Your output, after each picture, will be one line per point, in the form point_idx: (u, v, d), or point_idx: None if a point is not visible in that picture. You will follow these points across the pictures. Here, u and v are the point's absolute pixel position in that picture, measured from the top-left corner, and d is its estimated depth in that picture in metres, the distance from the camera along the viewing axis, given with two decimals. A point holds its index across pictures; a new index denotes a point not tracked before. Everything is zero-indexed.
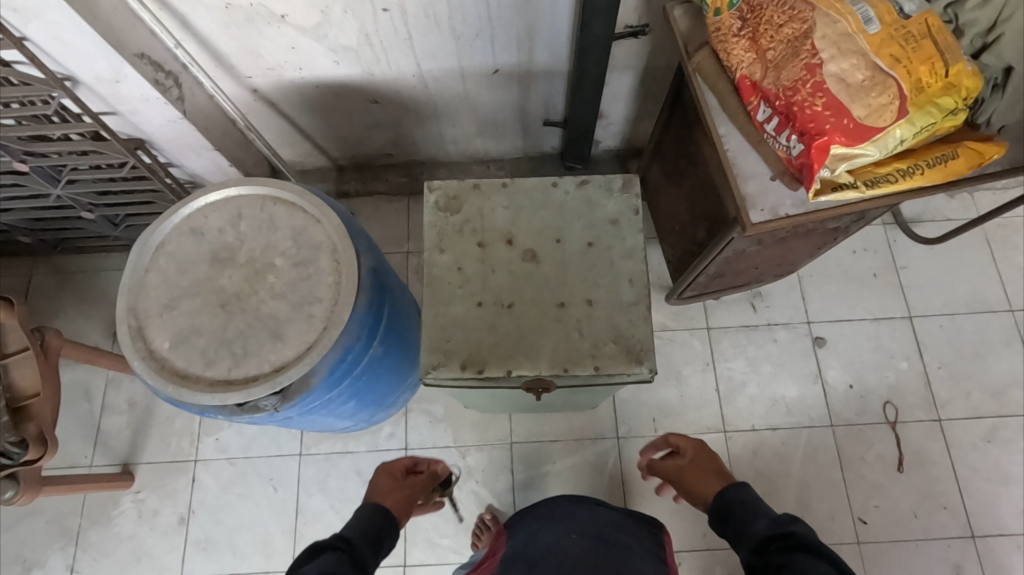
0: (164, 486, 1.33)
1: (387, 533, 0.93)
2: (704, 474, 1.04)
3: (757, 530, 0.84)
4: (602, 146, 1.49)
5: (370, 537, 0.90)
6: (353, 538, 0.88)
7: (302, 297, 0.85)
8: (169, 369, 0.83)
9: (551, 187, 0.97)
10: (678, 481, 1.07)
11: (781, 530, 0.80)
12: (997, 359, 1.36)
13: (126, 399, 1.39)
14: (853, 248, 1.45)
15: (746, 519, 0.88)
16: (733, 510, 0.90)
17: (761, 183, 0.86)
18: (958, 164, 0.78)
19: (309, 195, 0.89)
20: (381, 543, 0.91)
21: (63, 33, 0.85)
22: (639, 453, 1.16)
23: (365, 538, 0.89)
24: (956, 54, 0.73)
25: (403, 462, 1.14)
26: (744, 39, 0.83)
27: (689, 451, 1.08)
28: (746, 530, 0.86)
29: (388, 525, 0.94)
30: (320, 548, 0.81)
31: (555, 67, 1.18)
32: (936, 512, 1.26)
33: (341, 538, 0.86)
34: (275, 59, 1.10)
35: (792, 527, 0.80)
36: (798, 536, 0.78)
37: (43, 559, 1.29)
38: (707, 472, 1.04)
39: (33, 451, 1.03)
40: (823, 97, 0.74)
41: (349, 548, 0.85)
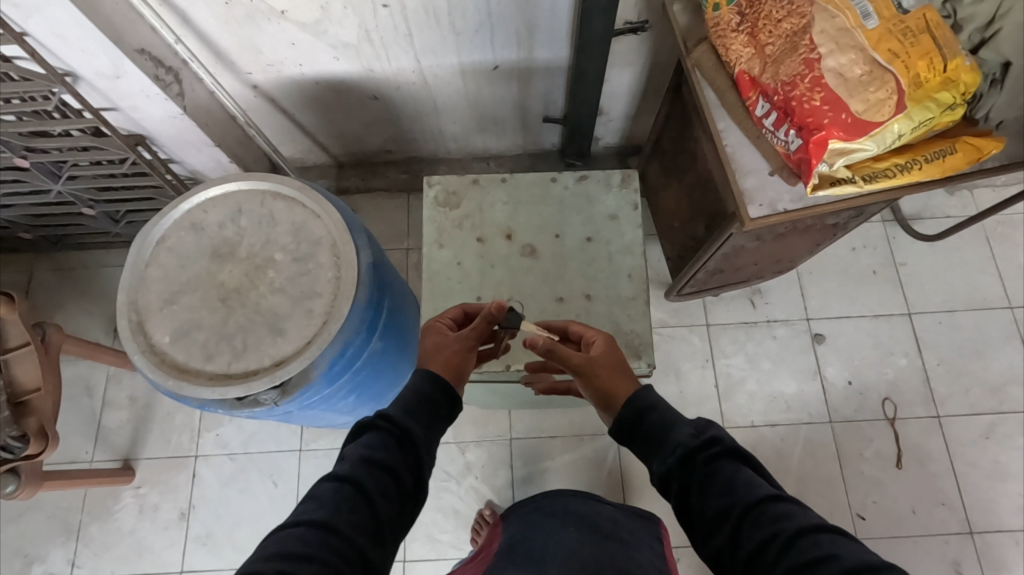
0: (165, 481, 1.33)
1: (447, 401, 0.70)
2: (615, 374, 0.71)
3: (674, 438, 0.63)
4: (602, 142, 1.49)
5: (427, 403, 0.68)
6: (409, 411, 0.66)
7: (302, 292, 0.86)
8: (169, 364, 0.83)
9: (550, 182, 0.97)
10: (582, 376, 0.73)
11: (703, 438, 0.61)
12: (996, 356, 1.36)
13: (127, 394, 1.39)
14: (853, 245, 1.45)
15: (660, 423, 0.65)
16: (647, 419, 0.66)
17: (759, 178, 0.86)
18: (956, 159, 0.79)
19: (309, 189, 0.90)
20: (441, 414, 0.69)
21: (64, 29, 0.86)
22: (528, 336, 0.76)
23: (422, 410, 0.67)
24: (955, 49, 0.73)
25: (450, 313, 0.80)
26: (743, 34, 0.83)
27: (597, 349, 0.73)
28: (660, 439, 0.64)
29: (444, 391, 0.70)
30: (366, 425, 0.63)
31: (554, 63, 1.18)
32: (935, 508, 1.27)
33: (388, 415, 0.64)
34: (275, 55, 1.10)
35: (715, 433, 0.61)
36: (727, 441, 0.61)
37: (44, 554, 1.29)
38: (618, 372, 0.72)
39: (34, 446, 1.04)
40: (821, 92, 0.74)
41: (400, 426, 0.64)
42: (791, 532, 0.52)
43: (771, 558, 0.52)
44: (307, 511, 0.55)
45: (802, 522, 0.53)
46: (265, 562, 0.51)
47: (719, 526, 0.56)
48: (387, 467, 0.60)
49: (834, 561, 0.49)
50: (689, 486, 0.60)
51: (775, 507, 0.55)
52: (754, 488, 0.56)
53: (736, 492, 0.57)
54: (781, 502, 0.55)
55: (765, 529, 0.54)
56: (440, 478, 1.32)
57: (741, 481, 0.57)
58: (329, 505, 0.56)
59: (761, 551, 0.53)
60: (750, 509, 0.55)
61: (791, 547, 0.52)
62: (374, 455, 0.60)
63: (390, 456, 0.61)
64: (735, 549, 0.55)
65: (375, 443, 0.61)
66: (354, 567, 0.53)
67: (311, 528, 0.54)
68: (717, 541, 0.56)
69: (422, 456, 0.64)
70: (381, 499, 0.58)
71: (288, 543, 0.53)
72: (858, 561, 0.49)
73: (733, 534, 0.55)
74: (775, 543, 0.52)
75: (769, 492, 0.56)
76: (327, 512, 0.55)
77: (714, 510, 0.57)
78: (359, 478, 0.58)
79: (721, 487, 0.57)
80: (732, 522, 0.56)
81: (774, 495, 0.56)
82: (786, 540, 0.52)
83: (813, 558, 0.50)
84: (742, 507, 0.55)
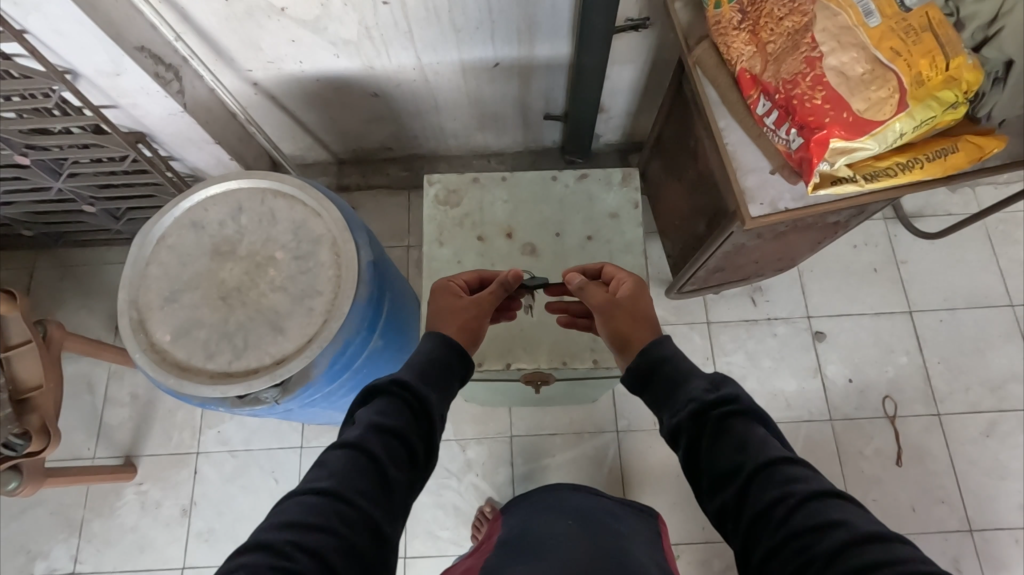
0: (166, 478, 1.34)
1: (459, 363, 0.70)
2: (634, 320, 0.72)
3: (688, 393, 0.62)
4: (603, 140, 1.49)
5: (435, 370, 0.67)
6: (418, 377, 0.64)
7: (302, 290, 0.86)
8: (171, 362, 0.83)
9: (550, 180, 0.97)
10: (603, 315, 0.74)
11: (719, 394, 0.60)
12: (997, 354, 1.36)
13: (128, 392, 1.39)
14: (854, 243, 1.45)
15: (677, 377, 0.65)
16: (660, 370, 0.66)
17: (760, 177, 0.86)
18: (957, 158, 0.78)
19: (309, 187, 0.90)
20: (451, 378, 0.68)
21: (63, 26, 0.86)
22: (564, 272, 0.78)
23: (431, 376, 0.66)
24: (957, 47, 0.73)
25: (467, 276, 0.80)
26: (744, 32, 0.83)
27: (625, 292, 0.75)
28: (675, 392, 0.64)
29: (457, 354, 0.70)
30: (377, 390, 0.61)
31: (555, 60, 1.18)
32: (935, 506, 1.27)
33: (401, 379, 0.62)
34: (275, 52, 1.10)
35: (732, 391, 0.60)
36: (744, 402, 0.59)
37: (47, 550, 1.30)
38: (639, 322, 0.72)
39: (36, 443, 1.04)
40: (822, 90, 0.74)
41: (413, 391, 0.62)
42: (798, 496, 0.50)
43: (775, 518, 0.51)
44: (316, 480, 0.54)
45: (813, 486, 0.51)
46: (274, 530, 0.50)
47: (726, 482, 0.55)
48: (398, 435, 0.58)
49: (840, 527, 0.47)
50: (699, 441, 0.59)
51: (787, 468, 0.53)
52: (768, 448, 0.55)
53: (748, 450, 0.55)
54: (793, 465, 0.53)
55: (772, 490, 0.52)
56: (440, 475, 1.33)
57: (754, 441, 0.56)
58: (339, 473, 0.54)
59: (765, 510, 0.51)
60: (761, 468, 0.53)
61: (797, 509, 0.50)
62: (385, 422, 0.58)
63: (402, 423, 0.60)
64: (739, 506, 0.53)
65: (385, 410, 0.60)
66: (366, 536, 0.52)
67: (321, 498, 0.52)
68: (722, 497, 0.55)
69: (433, 422, 0.62)
70: (392, 467, 0.56)
71: (297, 511, 0.51)
72: (864, 531, 0.47)
73: (740, 492, 0.54)
74: (780, 504, 0.51)
75: (782, 455, 0.54)
76: (338, 481, 0.53)
77: (723, 466, 0.56)
78: (371, 446, 0.56)
79: (733, 444, 0.56)
80: (740, 480, 0.54)
81: (786, 457, 0.54)
82: (793, 503, 0.50)
83: (817, 521, 0.48)
84: (753, 466, 0.54)
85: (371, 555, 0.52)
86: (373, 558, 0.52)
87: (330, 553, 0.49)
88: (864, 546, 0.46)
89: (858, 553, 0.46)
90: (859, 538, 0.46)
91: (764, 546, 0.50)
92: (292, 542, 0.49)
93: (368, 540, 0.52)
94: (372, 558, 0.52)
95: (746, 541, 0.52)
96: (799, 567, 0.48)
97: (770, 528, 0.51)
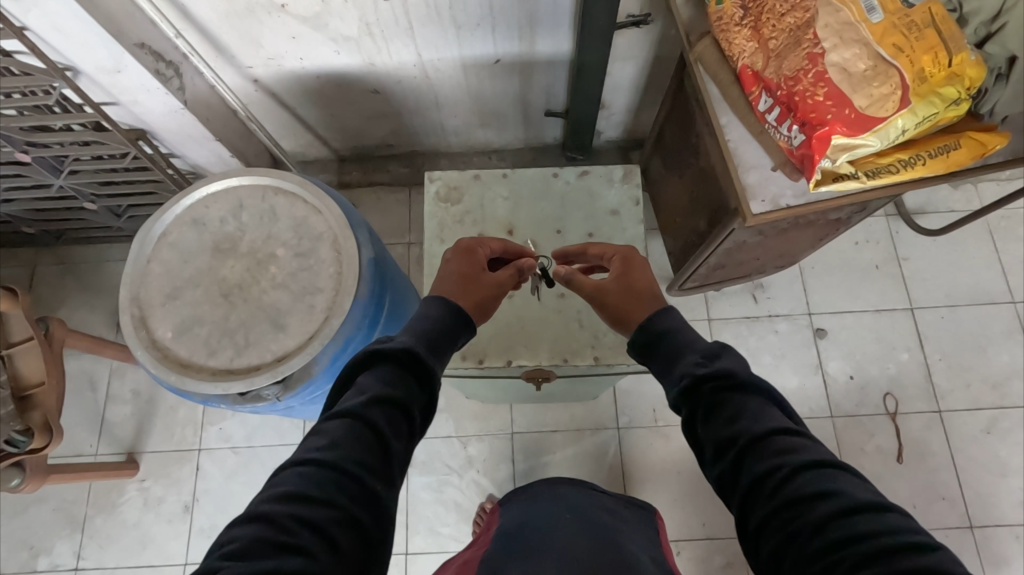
0: (169, 475, 1.34)
1: (461, 334, 0.69)
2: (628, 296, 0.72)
3: (683, 366, 0.61)
4: (605, 136, 1.48)
5: (438, 339, 0.66)
6: (424, 345, 0.63)
7: (303, 287, 0.86)
8: (173, 359, 0.84)
9: (551, 177, 0.97)
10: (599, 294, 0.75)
11: (713, 367, 0.59)
12: (998, 350, 1.36)
13: (130, 389, 1.40)
14: (855, 239, 1.45)
15: (675, 351, 0.64)
16: (663, 342, 0.65)
17: (762, 173, 0.86)
18: (960, 154, 0.78)
19: (311, 185, 0.90)
20: (453, 347, 0.67)
21: (64, 23, 0.86)
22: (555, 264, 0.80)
23: (434, 346, 0.65)
24: (960, 43, 0.73)
25: (491, 244, 0.80)
26: (746, 28, 0.83)
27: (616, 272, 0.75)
28: (672, 366, 0.63)
29: (463, 325, 0.69)
30: (376, 357, 0.60)
31: (556, 57, 1.17)
32: (935, 502, 1.27)
33: (411, 349, 0.61)
34: (276, 49, 1.09)
35: (726, 363, 0.59)
36: (740, 373, 0.58)
37: (50, 546, 1.30)
38: (630, 294, 0.72)
39: (38, 440, 1.05)
40: (825, 87, 0.74)
41: (418, 360, 0.61)
42: (790, 466, 0.49)
43: (767, 488, 0.50)
44: (312, 451, 0.52)
45: (806, 456, 0.50)
46: (272, 503, 0.48)
47: (721, 454, 0.54)
48: (399, 405, 0.57)
49: (831, 497, 0.46)
50: (695, 415, 0.58)
51: (781, 439, 0.52)
52: (762, 419, 0.54)
53: (742, 422, 0.54)
54: (787, 436, 0.52)
55: (765, 461, 0.51)
56: (441, 472, 1.33)
57: (748, 413, 0.54)
58: (339, 444, 0.52)
59: (757, 482, 0.50)
60: (754, 440, 0.52)
61: (788, 479, 0.49)
62: (387, 392, 0.57)
63: (404, 392, 0.59)
64: (733, 478, 0.53)
65: (389, 379, 0.59)
66: (368, 509, 0.51)
67: (320, 469, 0.50)
68: (717, 469, 0.54)
69: (434, 392, 0.62)
70: (392, 437, 0.55)
71: (295, 483, 0.49)
72: (855, 500, 0.46)
73: (733, 463, 0.53)
74: (772, 475, 0.50)
75: (777, 426, 0.53)
76: (339, 452, 0.52)
77: (717, 438, 0.55)
78: (372, 417, 0.55)
79: (727, 416, 0.55)
80: (733, 451, 0.53)
81: (780, 428, 0.53)
82: (783, 474, 0.49)
83: (809, 491, 0.47)
84: (746, 438, 0.53)
85: (372, 528, 0.50)
86: (374, 531, 0.51)
87: (332, 526, 0.48)
88: (853, 515, 0.45)
89: (847, 522, 0.45)
90: (849, 507, 0.45)
91: (757, 516, 0.50)
92: (292, 515, 0.47)
93: (369, 513, 0.51)
94: (374, 532, 0.51)
95: (742, 511, 0.52)
96: (790, 536, 0.47)
97: (762, 498, 0.50)
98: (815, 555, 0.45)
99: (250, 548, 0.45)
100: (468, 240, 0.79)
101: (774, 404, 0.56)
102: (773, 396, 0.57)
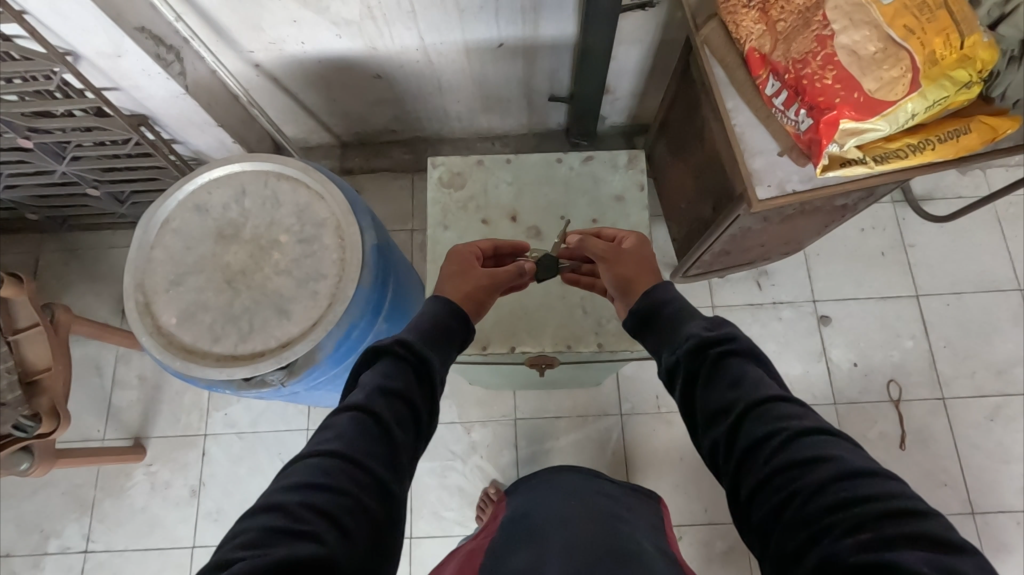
0: (176, 459, 1.36)
1: (462, 329, 0.69)
2: (639, 266, 0.74)
3: (687, 332, 0.62)
4: (609, 121, 1.47)
5: (438, 334, 0.66)
6: (422, 339, 0.64)
7: (307, 274, 0.86)
8: (177, 345, 0.84)
9: (556, 163, 0.96)
10: (605, 268, 0.76)
11: (717, 334, 0.59)
12: (1004, 338, 1.35)
13: (136, 374, 1.41)
14: (861, 226, 1.44)
15: (679, 319, 0.65)
16: (663, 313, 0.67)
17: (768, 159, 0.85)
18: (970, 139, 0.77)
19: (313, 170, 0.89)
20: (453, 342, 0.68)
21: (64, 7, 0.85)
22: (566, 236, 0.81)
23: (435, 340, 0.65)
24: (973, 25, 0.71)
25: (480, 243, 0.80)
26: (754, 10, 0.81)
27: (627, 242, 0.77)
28: (676, 332, 0.64)
29: (461, 321, 0.70)
30: (380, 351, 0.61)
31: (560, 40, 1.16)
32: (937, 489, 1.28)
33: (408, 342, 0.62)
34: (277, 33, 1.08)
35: (730, 332, 0.59)
36: (743, 341, 0.58)
37: (60, 529, 1.32)
38: (645, 268, 0.74)
39: (46, 425, 1.06)
40: (833, 70, 0.72)
41: (417, 355, 0.62)
42: (790, 431, 0.49)
43: (763, 452, 0.50)
44: (322, 441, 0.52)
45: (806, 422, 0.50)
46: (283, 493, 0.48)
47: (718, 419, 0.54)
48: (403, 397, 0.58)
49: (827, 462, 0.46)
50: (696, 378, 0.58)
51: (781, 406, 0.52)
52: (761, 386, 0.54)
53: (742, 387, 0.54)
54: (787, 402, 0.52)
55: (764, 425, 0.51)
56: (444, 457, 1.34)
57: (749, 379, 0.55)
58: (346, 435, 0.53)
59: (754, 446, 0.50)
60: (755, 404, 0.52)
61: (787, 444, 0.49)
62: (391, 385, 0.58)
63: (407, 385, 0.59)
64: (729, 443, 0.53)
65: (389, 371, 0.59)
66: (376, 498, 0.51)
67: (328, 459, 0.51)
68: (715, 433, 0.54)
69: (437, 384, 0.62)
70: (398, 425, 0.56)
71: (304, 474, 0.50)
72: (852, 465, 0.46)
73: (731, 427, 0.53)
74: (771, 439, 0.50)
75: (777, 392, 0.53)
76: (347, 443, 0.52)
77: (716, 403, 0.55)
78: (377, 408, 0.55)
79: (728, 381, 0.55)
80: (732, 416, 0.53)
81: (780, 396, 0.53)
82: (783, 438, 0.49)
83: (806, 456, 0.47)
84: (746, 404, 0.53)
85: (381, 519, 0.51)
86: (382, 518, 0.51)
87: (342, 515, 0.48)
88: (851, 479, 0.45)
89: (843, 486, 0.45)
90: (846, 472, 0.45)
91: (752, 478, 0.50)
92: (301, 503, 0.47)
93: (378, 502, 0.51)
94: (382, 520, 0.51)
95: (736, 476, 0.51)
96: (784, 499, 0.47)
97: (758, 462, 0.50)
98: (810, 518, 0.45)
99: (262, 538, 0.45)
100: (458, 245, 0.80)
101: (770, 373, 0.57)
102: (772, 368, 0.58)
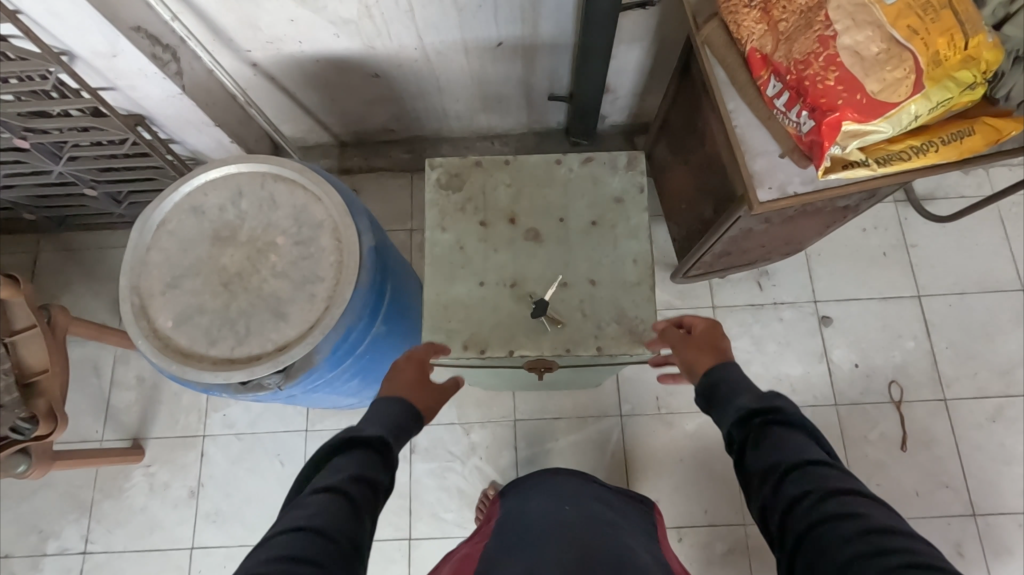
0: (174, 460, 1.35)
1: (413, 426, 0.73)
2: (705, 351, 0.75)
3: (733, 401, 0.66)
4: (609, 120, 1.46)
5: (398, 427, 0.70)
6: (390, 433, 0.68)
7: (304, 276, 0.85)
8: (174, 348, 0.83)
9: (555, 164, 0.95)
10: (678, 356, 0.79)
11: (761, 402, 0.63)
12: (1006, 338, 1.35)
13: (134, 375, 1.40)
14: (863, 226, 1.43)
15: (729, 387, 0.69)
16: (714, 384, 0.70)
17: (769, 160, 0.84)
18: (973, 141, 0.76)
19: (310, 172, 0.88)
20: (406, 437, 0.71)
21: (59, 7, 0.84)
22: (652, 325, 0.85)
23: (395, 434, 0.69)
24: (977, 25, 0.70)
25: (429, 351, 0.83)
26: (755, 9, 0.80)
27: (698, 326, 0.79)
28: (724, 400, 0.68)
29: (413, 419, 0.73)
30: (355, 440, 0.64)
31: (559, 39, 1.15)
32: (938, 490, 1.27)
33: (383, 437, 0.65)
34: (274, 32, 1.07)
35: (774, 402, 0.63)
36: (785, 408, 0.62)
37: (58, 530, 1.32)
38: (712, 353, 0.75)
39: (43, 427, 1.06)
40: (836, 71, 0.71)
41: (387, 448, 0.65)
42: (825, 492, 0.53)
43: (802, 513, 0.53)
44: (296, 519, 0.54)
45: (841, 485, 0.54)
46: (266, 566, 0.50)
47: (762, 482, 0.58)
48: (374, 485, 0.61)
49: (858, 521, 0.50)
50: (742, 442, 0.62)
51: (820, 470, 0.55)
52: (803, 451, 0.57)
53: (784, 451, 0.58)
54: (825, 465, 0.56)
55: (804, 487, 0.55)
56: (443, 458, 1.33)
57: (789, 442, 0.59)
58: (324, 515, 0.55)
59: (793, 506, 0.54)
60: (794, 467, 0.56)
61: (821, 503, 0.53)
62: (365, 471, 0.61)
63: (376, 472, 0.62)
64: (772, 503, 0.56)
65: (363, 460, 0.62)
66: None
67: (307, 533, 0.53)
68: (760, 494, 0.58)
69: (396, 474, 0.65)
70: (367, 510, 0.58)
71: (286, 547, 0.52)
72: (881, 524, 0.49)
73: (773, 489, 0.57)
74: (808, 499, 0.54)
75: (816, 456, 0.57)
76: (325, 521, 0.54)
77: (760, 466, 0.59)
78: (350, 490, 0.58)
79: (770, 445, 0.59)
80: (775, 477, 0.57)
81: (819, 459, 0.57)
82: (820, 499, 0.53)
83: (842, 516, 0.51)
84: (787, 467, 0.57)
85: None
86: None
87: None
88: (881, 538, 0.49)
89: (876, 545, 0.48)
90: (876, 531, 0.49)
91: (793, 536, 0.53)
92: None
93: None
94: None
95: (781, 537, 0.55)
96: (814, 558, 0.51)
97: (798, 520, 0.53)
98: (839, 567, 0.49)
99: None
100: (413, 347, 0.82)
101: (812, 438, 0.60)
102: (815, 434, 0.61)
